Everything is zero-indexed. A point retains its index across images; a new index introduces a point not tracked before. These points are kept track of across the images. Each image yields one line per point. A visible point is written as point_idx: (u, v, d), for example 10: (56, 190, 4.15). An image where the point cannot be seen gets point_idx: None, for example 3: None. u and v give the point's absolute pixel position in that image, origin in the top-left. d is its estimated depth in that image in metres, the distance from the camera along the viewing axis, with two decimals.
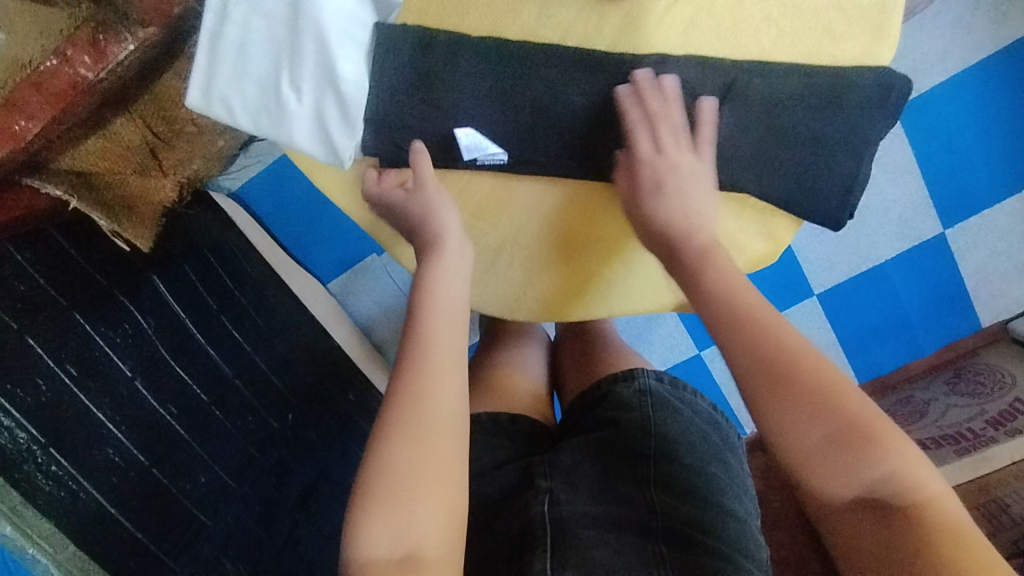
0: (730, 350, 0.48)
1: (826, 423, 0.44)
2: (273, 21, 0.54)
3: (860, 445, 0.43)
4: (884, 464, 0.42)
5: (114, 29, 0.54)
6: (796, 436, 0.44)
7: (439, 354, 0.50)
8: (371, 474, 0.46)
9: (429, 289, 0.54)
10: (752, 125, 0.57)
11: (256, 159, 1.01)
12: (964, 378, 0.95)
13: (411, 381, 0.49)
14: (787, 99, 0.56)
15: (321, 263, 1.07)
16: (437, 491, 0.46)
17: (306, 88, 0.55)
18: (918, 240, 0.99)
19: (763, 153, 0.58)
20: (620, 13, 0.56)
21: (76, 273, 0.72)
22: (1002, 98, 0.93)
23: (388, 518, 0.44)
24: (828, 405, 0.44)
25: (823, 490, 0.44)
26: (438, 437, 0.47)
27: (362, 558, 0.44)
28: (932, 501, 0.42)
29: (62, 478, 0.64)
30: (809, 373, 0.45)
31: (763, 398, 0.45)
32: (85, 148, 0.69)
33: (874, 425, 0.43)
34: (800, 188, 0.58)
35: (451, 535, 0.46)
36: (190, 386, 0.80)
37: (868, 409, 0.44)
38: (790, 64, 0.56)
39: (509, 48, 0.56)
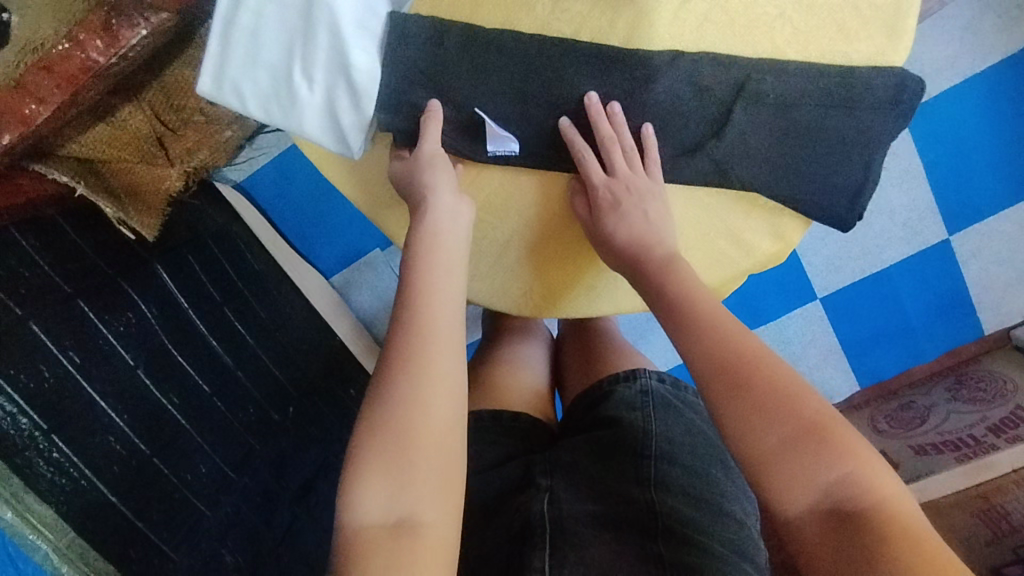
0: (731, 353, 0.48)
1: (779, 424, 0.44)
2: (287, 8, 0.54)
3: (812, 446, 0.43)
4: (838, 465, 0.43)
5: (126, 13, 0.54)
6: (755, 440, 0.45)
7: (437, 322, 0.50)
8: (367, 440, 0.46)
9: (427, 258, 0.53)
10: (764, 124, 0.57)
11: (262, 151, 1.01)
12: (965, 385, 0.99)
13: (408, 348, 0.49)
14: (800, 98, 0.56)
15: (324, 255, 1.08)
16: (434, 458, 0.46)
17: (318, 76, 0.55)
18: (923, 245, 0.99)
19: (774, 153, 0.57)
20: (631, 11, 0.55)
21: (82, 261, 0.72)
22: (1013, 104, 0.93)
23: (383, 482, 0.45)
24: (782, 406, 0.45)
25: (779, 495, 0.44)
26: (436, 406, 0.47)
27: (355, 524, 0.44)
28: (885, 501, 0.42)
29: (63, 465, 0.64)
30: (766, 374, 0.46)
31: (720, 397, 0.46)
32: (92, 136, 0.70)
33: (827, 425, 0.44)
34: (809, 188, 0.59)
35: (445, 500, 0.46)
36: (193, 376, 0.80)
37: (820, 410, 0.44)
38: (804, 62, 0.56)
39: (520, 41, 0.55)
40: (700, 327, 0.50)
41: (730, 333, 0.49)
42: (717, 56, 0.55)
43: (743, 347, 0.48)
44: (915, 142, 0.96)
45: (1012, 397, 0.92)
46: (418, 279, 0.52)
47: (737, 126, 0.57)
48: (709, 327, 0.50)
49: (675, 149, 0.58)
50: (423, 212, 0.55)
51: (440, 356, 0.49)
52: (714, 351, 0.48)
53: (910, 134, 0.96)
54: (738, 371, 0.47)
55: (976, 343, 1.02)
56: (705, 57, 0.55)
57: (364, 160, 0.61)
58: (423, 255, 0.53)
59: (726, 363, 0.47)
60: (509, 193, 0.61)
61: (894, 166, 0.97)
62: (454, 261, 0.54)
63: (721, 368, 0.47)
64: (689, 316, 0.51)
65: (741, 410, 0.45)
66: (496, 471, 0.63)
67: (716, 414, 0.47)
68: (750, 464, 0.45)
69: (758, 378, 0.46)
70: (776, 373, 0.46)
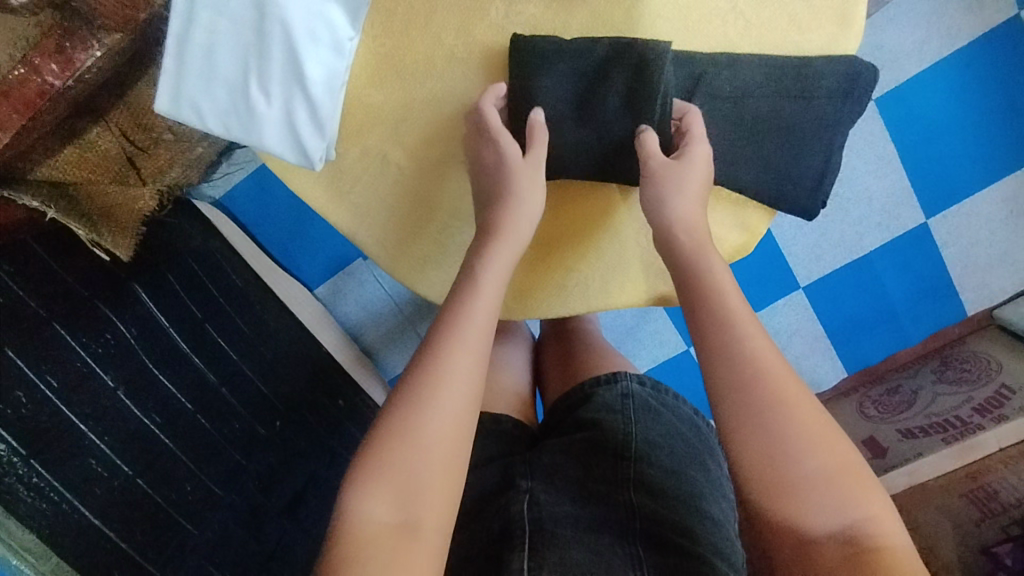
0: (715, 360, 0.49)
1: (817, 456, 0.45)
2: (240, 24, 0.54)
3: (836, 482, 0.44)
4: (866, 506, 0.44)
5: (80, 36, 0.55)
6: (788, 467, 0.45)
7: (473, 332, 0.50)
8: (386, 437, 0.46)
9: (480, 269, 0.53)
10: (724, 117, 0.58)
11: (239, 166, 1.00)
12: (951, 366, 1.00)
13: (439, 357, 0.49)
14: (755, 90, 0.56)
15: (307, 268, 1.06)
16: (446, 466, 0.46)
17: (275, 90, 0.55)
18: (901, 230, 1.00)
19: (735, 146, 0.58)
20: (585, 10, 0.55)
21: (56, 284, 0.72)
22: (983, 87, 0.93)
23: (393, 483, 0.45)
24: (805, 439, 0.45)
25: (801, 522, 0.44)
26: (451, 412, 0.47)
27: (359, 518, 0.44)
28: (899, 549, 0.43)
29: (44, 490, 0.64)
30: (810, 404, 0.47)
31: (760, 409, 0.46)
32: (63, 158, 0.69)
33: (857, 470, 0.45)
34: (773, 180, 0.59)
35: (450, 507, 0.46)
36: (175, 395, 0.80)
37: (851, 456, 0.46)
38: (757, 55, 0.56)
39: (519, 43, 0.55)
40: (726, 328, 0.49)
41: (746, 336, 0.49)
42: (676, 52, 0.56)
43: (754, 354, 0.48)
44: (887, 128, 0.96)
45: (997, 376, 0.93)
46: (463, 291, 0.52)
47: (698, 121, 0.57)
48: (704, 327, 0.50)
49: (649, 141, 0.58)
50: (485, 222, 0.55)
51: (468, 368, 0.49)
52: (732, 363, 0.48)
53: (881, 120, 0.96)
54: (757, 385, 0.47)
55: (960, 325, 1.03)
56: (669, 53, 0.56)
57: (327, 172, 0.61)
58: (477, 263, 0.53)
59: (744, 375, 0.47)
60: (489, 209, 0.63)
61: (867, 152, 0.98)
62: (505, 277, 0.54)
63: (749, 377, 0.47)
64: (697, 326, 0.51)
65: (776, 430, 0.45)
66: (478, 475, 0.63)
67: (746, 419, 0.46)
68: (767, 479, 0.45)
69: (783, 396, 0.46)
70: (800, 405, 0.46)
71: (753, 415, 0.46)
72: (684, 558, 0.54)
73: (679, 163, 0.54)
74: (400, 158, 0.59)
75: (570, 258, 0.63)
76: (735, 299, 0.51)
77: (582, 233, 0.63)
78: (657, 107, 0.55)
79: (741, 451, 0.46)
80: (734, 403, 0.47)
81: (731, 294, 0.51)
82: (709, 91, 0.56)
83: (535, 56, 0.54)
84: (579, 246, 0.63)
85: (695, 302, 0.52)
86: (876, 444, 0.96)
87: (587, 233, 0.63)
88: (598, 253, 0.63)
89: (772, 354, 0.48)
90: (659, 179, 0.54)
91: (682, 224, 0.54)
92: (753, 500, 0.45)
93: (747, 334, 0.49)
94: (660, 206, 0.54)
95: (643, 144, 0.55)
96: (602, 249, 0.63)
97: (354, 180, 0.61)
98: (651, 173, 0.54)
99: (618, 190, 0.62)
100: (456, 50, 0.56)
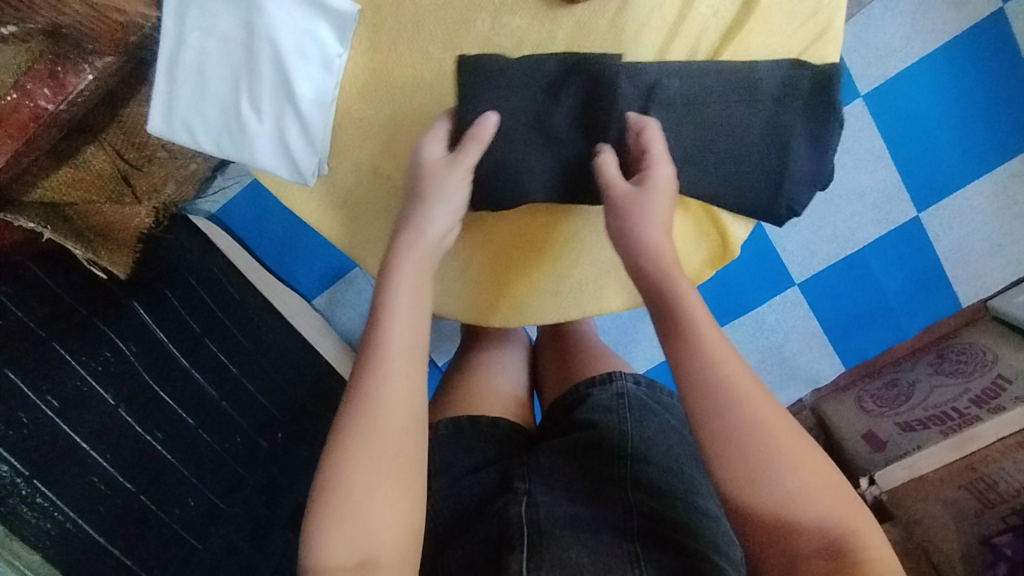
0: (705, 367, 0.48)
1: (796, 475, 0.46)
2: (229, 42, 0.55)
3: (816, 500, 0.45)
4: (845, 518, 0.45)
5: (71, 60, 0.56)
6: (776, 486, 0.45)
7: (398, 359, 0.50)
8: (329, 481, 0.47)
9: (396, 286, 0.53)
10: (676, 126, 0.57)
11: (234, 180, 1.00)
12: (947, 358, 1.00)
13: (368, 392, 0.49)
14: (701, 97, 0.57)
15: (304, 280, 1.07)
16: (395, 497, 0.48)
17: (266, 108, 0.56)
18: (894, 224, 1.00)
19: (688, 153, 0.58)
20: (570, 21, 0.56)
21: (54, 304, 0.73)
22: (969, 83, 0.94)
23: (344, 527, 0.46)
24: (780, 450, 0.46)
25: (790, 533, 0.45)
26: (390, 443, 0.48)
27: (319, 565, 0.46)
28: (883, 558, 0.44)
29: (48, 510, 0.66)
30: (784, 424, 0.47)
31: (737, 433, 0.46)
32: (56, 179, 0.69)
33: (830, 483, 0.46)
34: (729, 184, 0.59)
35: (407, 533, 0.48)
36: (177, 411, 0.80)
37: (827, 468, 0.47)
38: (702, 62, 0.57)
39: (464, 61, 0.55)
40: (696, 356, 0.49)
41: (722, 359, 0.49)
42: (655, 62, 0.56)
43: (739, 376, 0.48)
44: (876, 124, 0.97)
45: (993, 366, 0.94)
46: (383, 313, 0.52)
47: (683, 123, 0.57)
48: (686, 323, 0.51)
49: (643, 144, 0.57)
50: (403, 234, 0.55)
51: (398, 396, 0.49)
52: (708, 390, 0.48)
53: (870, 117, 0.97)
54: (736, 406, 0.47)
55: (955, 317, 1.03)
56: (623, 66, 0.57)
57: (320, 185, 0.61)
58: (394, 282, 0.53)
59: (723, 401, 0.47)
60: (478, 220, 0.64)
61: (857, 149, 0.98)
62: (425, 287, 0.54)
63: (727, 402, 0.47)
64: (671, 356, 0.50)
65: (755, 453, 0.46)
66: (477, 477, 0.64)
67: (727, 445, 0.47)
68: (756, 490, 0.46)
69: (757, 419, 0.47)
70: (777, 425, 0.47)
71: (734, 440, 0.46)
72: (682, 551, 0.55)
73: (640, 186, 0.54)
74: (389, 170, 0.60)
75: (564, 262, 0.64)
76: (709, 325, 0.50)
77: (576, 240, 0.64)
78: (613, 123, 0.56)
79: (725, 475, 0.46)
80: (713, 428, 0.47)
81: (702, 320, 0.50)
82: (692, 92, 0.57)
83: (484, 78, 0.55)
84: (574, 252, 0.64)
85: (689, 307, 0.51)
86: (875, 438, 0.96)
87: (581, 240, 0.64)
88: (593, 257, 0.64)
89: (750, 378, 0.48)
90: (620, 207, 0.54)
91: (653, 250, 0.53)
92: (749, 515, 0.46)
93: (721, 364, 0.49)
94: (623, 232, 0.54)
95: (602, 169, 0.55)
96: (597, 253, 0.64)
97: (347, 192, 0.61)
98: (612, 202, 0.54)
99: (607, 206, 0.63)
100: (444, 63, 0.57)
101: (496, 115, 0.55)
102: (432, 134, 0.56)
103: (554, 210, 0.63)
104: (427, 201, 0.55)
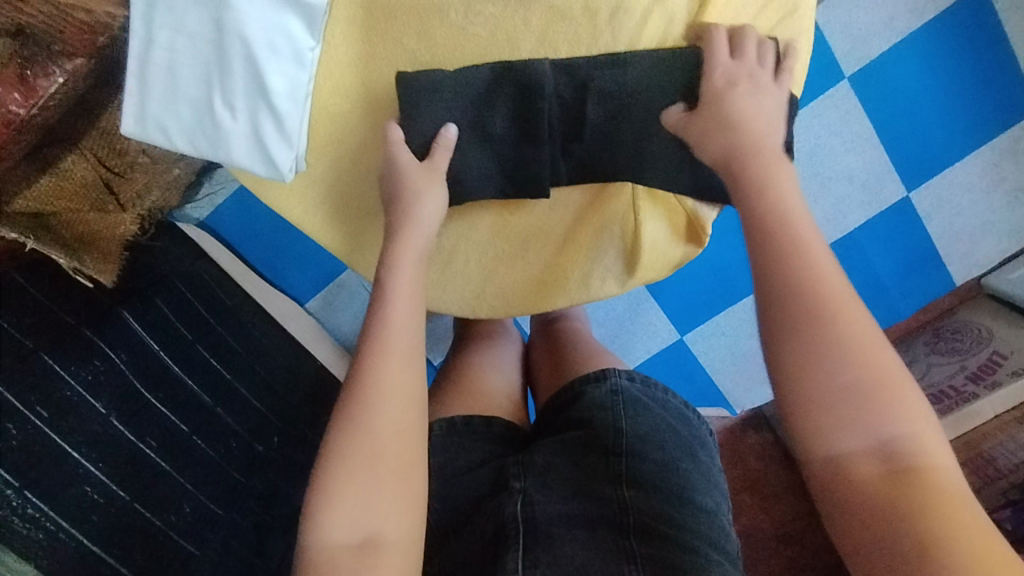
0: (772, 252, 0.48)
1: (853, 370, 0.43)
2: (198, 40, 0.54)
3: (874, 400, 0.43)
4: (903, 425, 0.42)
5: (41, 64, 0.56)
6: (826, 378, 0.43)
7: (401, 342, 0.52)
8: (333, 456, 0.47)
9: (392, 278, 0.55)
10: (617, 114, 0.57)
11: (223, 184, 0.92)
12: (942, 337, 1.03)
13: (373, 372, 0.50)
14: (640, 91, 0.56)
15: (296, 283, 0.98)
16: (400, 476, 0.48)
17: (239, 105, 0.56)
18: (883, 205, 1.00)
19: (636, 146, 0.58)
20: (542, 6, 0.53)
21: (45, 315, 0.75)
22: (954, 59, 0.92)
23: (349, 504, 0.46)
24: (839, 333, 0.44)
25: (832, 435, 0.43)
26: (393, 421, 0.49)
27: (323, 544, 0.46)
28: (939, 469, 0.42)
29: (39, 520, 0.67)
30: (856, 316, 0.45)
31: (800, 324, 0.45)
32: (37, 190, 0.68)
33: (896, 388, 0.43)
34: (677, 172, 0.60)
35: (411, 514, 0.47)
36: (170, 418, 0.80)
37: (895, 371, 0.44)
38: (647, 52, 0.55)
39: (403, 79, 0.55)
40: (774, 247, 0.48)
41: (804, 248, 0.47)
42: (621, 50, 0.55)
43: (816, 261, 0.46)
44: (863, 104, 0.95)
45: (989, 343, 0.97)
46: (383, 302, 0.54)
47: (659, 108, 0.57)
48: (759, 191, 0.51)
49: (621, 128, 0.58)
50: (402, 230, 0.57)
51: (404, 376, 0.50)
52: (792, 265, 0.47)
53: (856, 100, 0.95)
54: (809, 287, 0.45)
55: (951, 295, 1.06)
56: (576, 59, 0.55)
57: (300, 182, 0.62)
58: (390, 274, 0.55)
59: (797, 278, 0.46)
60: (464, 212, 0.63)
61: (845, 131, 0.97)
62: (416, 279, 0.56)
63: (800, 282, 0.46)
64: (757, 232, 0.49)
65: (814, 334, 0.44)
66: (473, 476, 0.63)
67: (785, 338, 0.45)
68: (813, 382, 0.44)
69: (831, 297, 0.45)
70: (851, 314, 0.45)
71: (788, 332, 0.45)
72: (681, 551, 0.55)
73: (709, 113, 0.54)
74: (365, 164, 0.61)
75: (547, 252, 0.65)
76: (799, 211, 0.50)
77: (555, 227, 0.64)
78: (545, 126, 0.57)
79: (783, 346, 0.45)
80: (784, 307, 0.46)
81: (792, 203, 0.50)
82: (674, 82, 0.56)
83: (427, 90, 0.55)
84: (553, 240, 0.65)
85: (758, 192, 0.51)
86: None
87: (559, 228, 0.64)
88: (575, 243, 0.65)
89: (837, 277, 0.46)
90: (693, 134, 0.55)
91: (738, 147, 0.53)
92: (790, 406, 0.44)
93: (805, 250, 0.47)
94: (710, 138, 0.54)
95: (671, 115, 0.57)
96: (579, 240, 0.65)
97: (327, 190, 0.62)
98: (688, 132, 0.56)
99: (588, 191, 0.63)
100: (420, 54, 0.56)
101: (457, 129, 0.57)
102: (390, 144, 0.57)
103: (528, 209, 0.63)
104: (419, 195, 0.57)
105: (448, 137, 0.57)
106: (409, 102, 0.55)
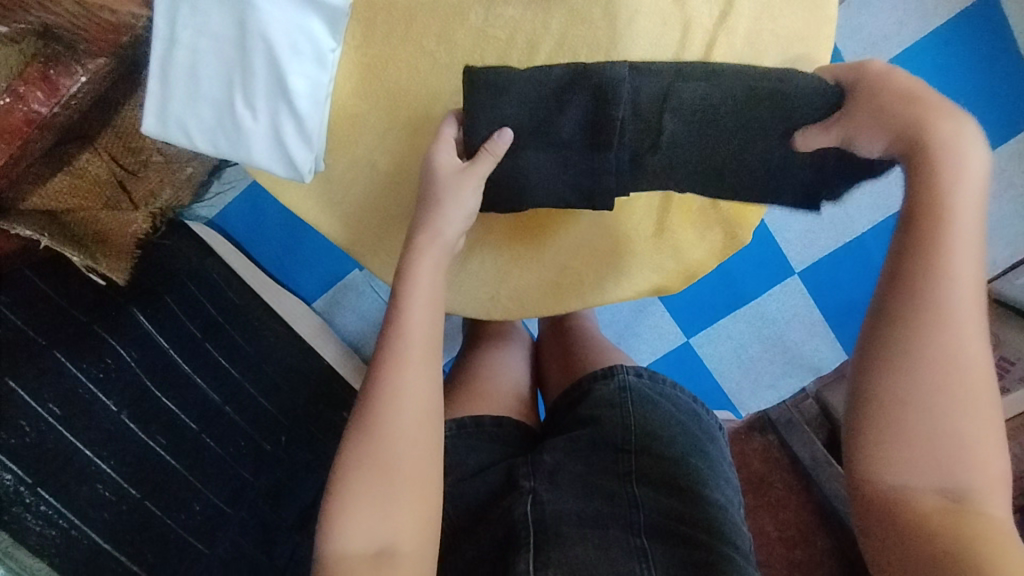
0: (922, 243, 0.46)
1: (931, 396, 0.43)
2: (221, 41, 0.55)
3: (944, 430, 0.42)
4: (973, 465, 0.42)
5: (65, 63, 0.57)
6: (896, 397, 0.43)
7: (418, 351, 0.52)
8: (349, 467, 0.48)
9: (411, 287, 0.54)
10: (689, 119, 0.55)
11: (230, 184, 0.98)
12: None
13: (390, 383, 0.50)
14: (674, 95, 0.54)
15: (302, 282, 1.04)
16: (416, 486, 0.48)
17: (260, 105, 0.56)
18: (889, 209, 0.98)
19: (671, 146, 0.56)
20: (563, 9, 0.55)
21: (55, 312, 0.74)
22: (965, 66, 0.92)
23: (365, 516, 0.47)
24: (932, 362, 0.43)
25: (891, 462, 0.43)
26: (410, 432, 0.49)
27: (339, 553, 0.46)
28: (997, 519, 0.41)
29: (51, 517, 0.65)
30: (975, 335, 0.44)
31: (924, 322, 0.44)
32: (52, 186, 0.68)
33: (974, 436, 0.42)
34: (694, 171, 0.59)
35: (425, 522, 0.48)
36: (180, 416, 0.80)
37: (982, 406, 0.43)
38: (664, 62, 0.56)
39: (471, 75, 0.54)
40: (925, 241, 0.46)
41: (953, 250, 0.45)
42: (698, 63, 0.55)
43: (958, 260, 0.45)
44: None
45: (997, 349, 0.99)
46: (401, 309, 0.53)
47: (754, 117, 0.54)
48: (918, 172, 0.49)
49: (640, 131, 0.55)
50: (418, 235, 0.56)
51: (420, 385, 0.51)
52: (932, 260, 0.45)
53: None
54: (953, 286, 0.44)
55: None
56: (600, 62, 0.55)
57: (316, 184, 0.62)
58: (408, 281, 0.54)
59: (945, 272, 0.45)
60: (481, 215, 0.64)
61: None
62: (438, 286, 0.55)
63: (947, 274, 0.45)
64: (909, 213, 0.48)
65: (915, 348, 0.44)
66: (483, 477, 0.63)
67: (876, 350, 0.45)
68: (895, 400, 0.43)
69: (965, 304, 0.44)
70: (976, 353, 0.44)
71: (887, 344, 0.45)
72: (694, 548, 0.55)
73: (849, 115, 0.53)
74: (387, 164, 0.60)
75: (563, 253, 0.65)
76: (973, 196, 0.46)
77: (578, 234, 0.65)
78: (615, 136, 0.55)
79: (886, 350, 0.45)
80: (902, 311, 0.45)
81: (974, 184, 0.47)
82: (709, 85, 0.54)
83: (491, 90, 0.54)
84: (570, 247, 0.65)
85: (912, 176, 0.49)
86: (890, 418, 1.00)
87: (582, 236, 0.65)
88: (595, 247, 0.65)
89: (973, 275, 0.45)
90: (857, 132, 0.52)
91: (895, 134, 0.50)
92: (853, 423, 0.45)
93: (957, 248, 0.45)
94: (862, 134, 0.52)
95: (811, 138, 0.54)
96: (603, 245, 0.65)
97: (342, 191, 0.62)
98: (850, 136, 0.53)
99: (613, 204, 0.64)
100: (438, 56, 0.56)
101: (511, 132, 0.55)
102: (439, 140, 0.56)
103: (549, 215, 0.64)
104: (444, 199, 0.55)
105: (502, 139, 0.55)
106: (472, 102, 0.54)
